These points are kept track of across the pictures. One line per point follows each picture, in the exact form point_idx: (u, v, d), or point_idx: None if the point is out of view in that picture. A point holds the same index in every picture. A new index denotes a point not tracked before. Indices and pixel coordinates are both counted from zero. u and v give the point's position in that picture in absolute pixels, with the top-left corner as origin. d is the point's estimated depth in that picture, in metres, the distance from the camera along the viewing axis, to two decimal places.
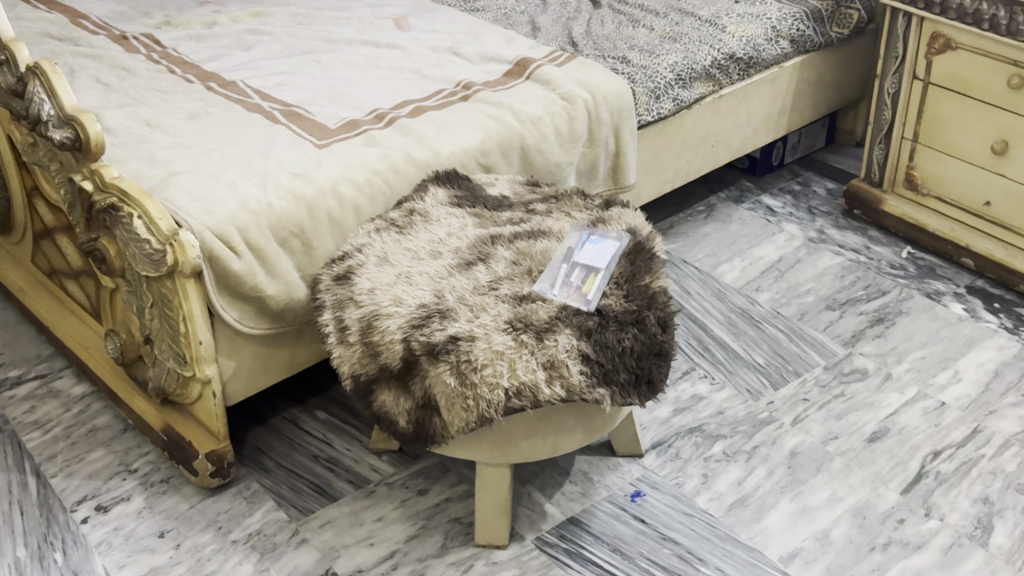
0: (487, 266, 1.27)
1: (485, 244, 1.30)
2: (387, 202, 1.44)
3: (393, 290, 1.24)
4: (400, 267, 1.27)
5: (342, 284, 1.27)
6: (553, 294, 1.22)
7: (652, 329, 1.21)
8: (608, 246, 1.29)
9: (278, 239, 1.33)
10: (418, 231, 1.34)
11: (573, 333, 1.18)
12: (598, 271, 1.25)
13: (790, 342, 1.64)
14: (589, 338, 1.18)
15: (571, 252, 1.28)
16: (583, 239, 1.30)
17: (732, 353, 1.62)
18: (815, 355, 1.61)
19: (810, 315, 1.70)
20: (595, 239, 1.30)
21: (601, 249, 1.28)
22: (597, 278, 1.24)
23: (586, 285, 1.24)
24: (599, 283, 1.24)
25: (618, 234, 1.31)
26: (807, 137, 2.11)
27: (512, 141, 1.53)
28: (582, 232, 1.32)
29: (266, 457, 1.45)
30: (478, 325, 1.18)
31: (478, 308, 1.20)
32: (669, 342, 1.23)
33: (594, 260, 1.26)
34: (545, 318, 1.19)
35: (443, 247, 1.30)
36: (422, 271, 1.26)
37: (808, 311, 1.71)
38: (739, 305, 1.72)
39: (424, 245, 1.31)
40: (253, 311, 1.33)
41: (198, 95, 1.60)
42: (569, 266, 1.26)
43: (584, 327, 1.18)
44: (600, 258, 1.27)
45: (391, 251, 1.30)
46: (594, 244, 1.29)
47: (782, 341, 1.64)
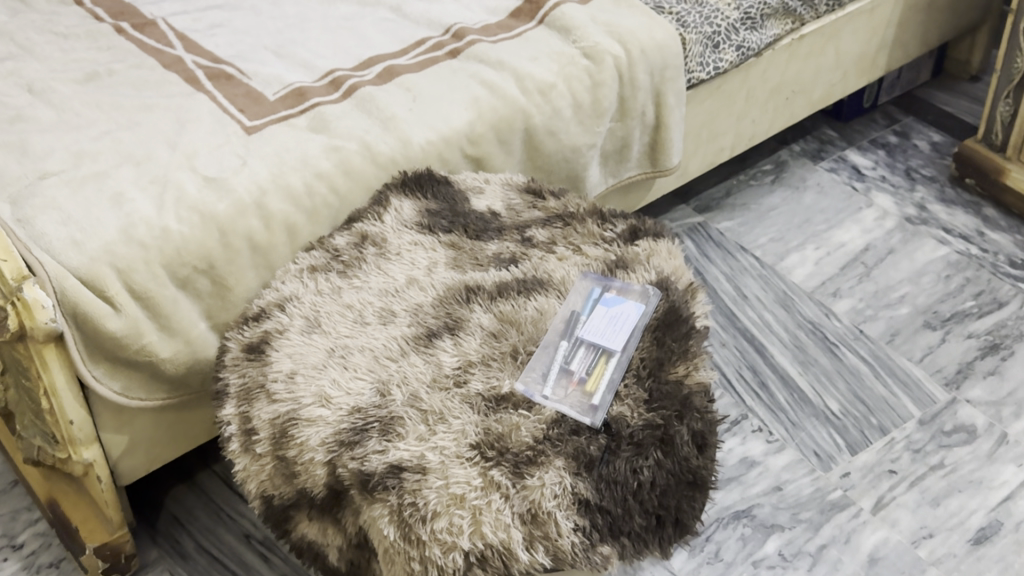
0: (456, 340, 0.90)
1: (456, 303, 0.93)
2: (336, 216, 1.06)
3: (320, 378, 0.88)
4: (334, 339, 0.91)
5: (252, 360, 0.91)
6: (543, 397, 0.86)
7: (685, 450, 0.85)
8: (629, 313, 0.92)
9: (177, 278, 0.97)
10: (368, 272, 0.97)
11: (568, 466, 0.81)
12: (612, 359, 0.88)
13: (874, 379, 1.26)
14: (590, 473, 0.82)
15: (576, 323, 0.91)
16: (596, 298, 0.93)
17: (796, 395, 1.25)
18: (906, 402, 1.24)
19: (903, 338, 1.31)
20: (613, 298, 0.93)
21: (620, 318, 0.91)
22: (609, 370, 0.88)
23: (593, 383, 0.87)
24: (612, 378, 0.87)
25: (646, 289, 0.94)
26: (906, 72, 1.67)
27: (512, 121, 1.13)
28: (595, 285, 0.95)
29: (186, 534, 1.13)
30: (433, 448, 0.82)
31: (436, 417, 0.84)
32: (708, 465, 0.86)
33: (608, 340, 0.89)
34: (528, 441, 0.82)
35: (397, 303, 0.94)
36: (364, 347, 0.90)
37: (900, 330, 1.32)
38: (808, 317, 1.34)
39: (372, 300, 0.94)
40: (143, 381, 0.98)
41: (105, 41, 1.22)
42: (571, 348, 0.89)
43: (584, 457, 0.82)
44: (616, 337, 0.90)
45: (323, 309, 0.93)
46: (611, 310, 0.92)
47: (864, 376, 1.27)
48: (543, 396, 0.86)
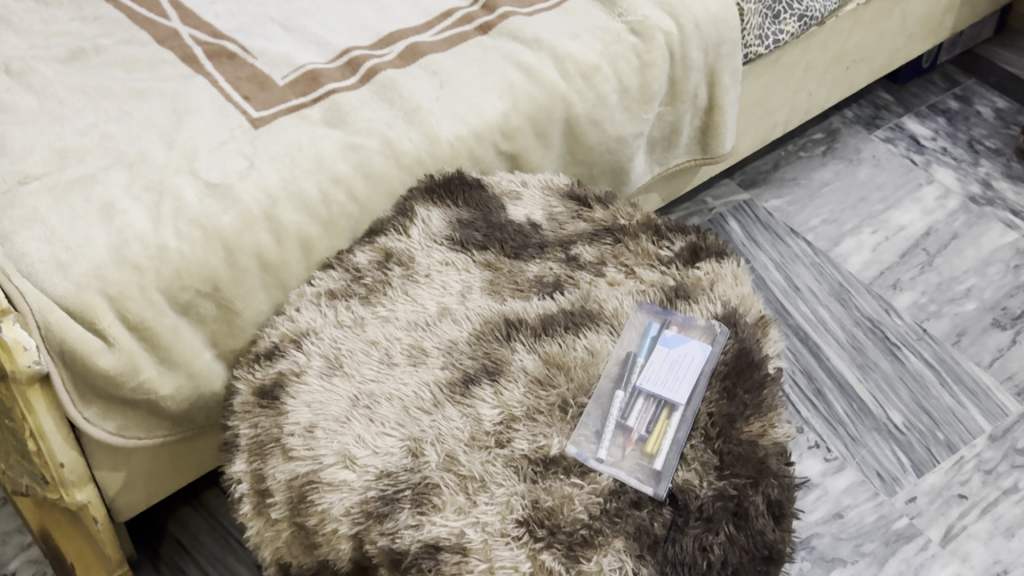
0: (496, 387, 0.79)
1: (495, 340, 0.82)
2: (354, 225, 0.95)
3: (342, 434, 0.77)
4: (357, 384, 0.80)
5: (264, 407, 0.80)
6: (598, 461, 0.75)
7: (762, 522, 0.74)
8: (693, 354, 0.80)
9: (178, 304, 0.86)
10: (394, 298, 0.85)
11: (630, 547, 0.70)
12: (675, 413, 0.78)
13: (940, 387, 1.16)
14: (654, 554, 0.71)
15: (633, 367, 0.80)
16: (655, 335, 0.82)
17: (855, 405, 1.14)
18: (974, 414, 1.14)
19: (970, 339, 1.21)
20: (674, 335, 0.82)
21: (683, 361, 0.80)
22: (672, 427, 0.77)
23: (654, 443, 0.77)
24: (676, 437, 0.76)
25: (711, 324, 0.82)
26: (969, 29, 1.54)
27: (552, 111, 1.00)
28: (653, 319, 0.83)
29: (191, 563, 1.03)
30: (475, 525, 0.72)
31: (477, 486, 0.74)
32: (786, 537, 0.76)
33: (670, 389, 0.79)
34: (580, 519, 0.72)
35: (428, 339, 0.82)
36: (391, 394, 0.79)
37: (967, 330, 1.22)
38: (865, 313, 1.23)
39: (399, 335, 0.83)
40: (140, 418, 0.87)
41: (91, 10, 1.08)
42: (629, 399, 0.79)
43: (647, 535, 0.71)
44: (680, 385, 0.79)
45: (344, 346, 0.82)
46: (673, 351, 0.81)
47: (928, 384, 1.16)
48: (598, 460, 0.75)
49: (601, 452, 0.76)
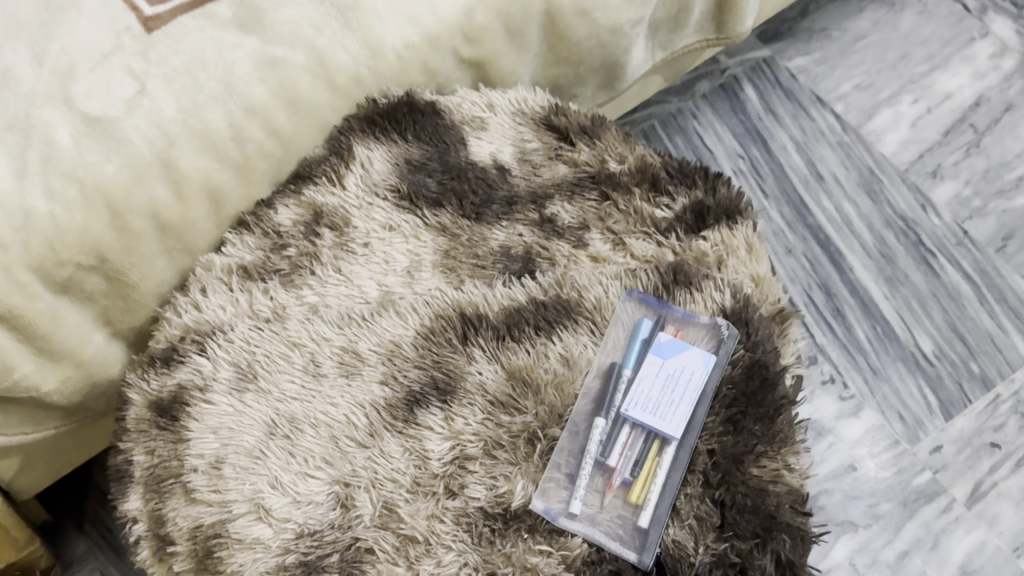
0: (447, 411, 0.63)
1: (448, 344, 0.66)
2: (279, 167, 0.76)
3: (254, 475, 0.62)
4: (275, 403, 0.64)
5: (162, 430, 0.65)
6: (569, 516, 0.61)
7: None
8: (693, 367, 0.64)
9: (56, 283, 0.66)
10: (324, 278, 0.69)
11: None
12: (667, 450, 0.63)
13: (979, 306, 1.01)
14: None
15: (619, 385, 0.65)
16: (649, 339, 0.66)
17: (879, 329, 0.99)
18: (1016, 341, 0.99)
19: (1017, 244, 1.04)
20: (671, 339, 0.66)
21: (680, 378, 0.64)
22: (662, 469, 0.62)
23: (640, 491, 0.62)
24: (667, 484, 0.62)
25: (717, 323, 0.66)
26: None
27: (529, 5, 0.79)
28: (647, 314, 0.67)
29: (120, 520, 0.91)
30: None
31: (420, 552, 0.59)
32: None
33: (662, 418, 0.63)
34: None
35: (363, 339, 0.66)
36: (316, 419, 0.64)
37: (1014, 232, 1.05)
38: (898, 210, 1.06)
39: (328, 334, 0.66)
40: (23, 413, 0.71)
41: None
42: (612, 428, 0.64)
43: None
44: (674, 411, 0.63)
45: (259, 351, 0.66)
46: (668, 364, 0.65)
47: (965, 302, 1.01)
48: (568, 515, 0.61)
49: (572, 504, 0.61)
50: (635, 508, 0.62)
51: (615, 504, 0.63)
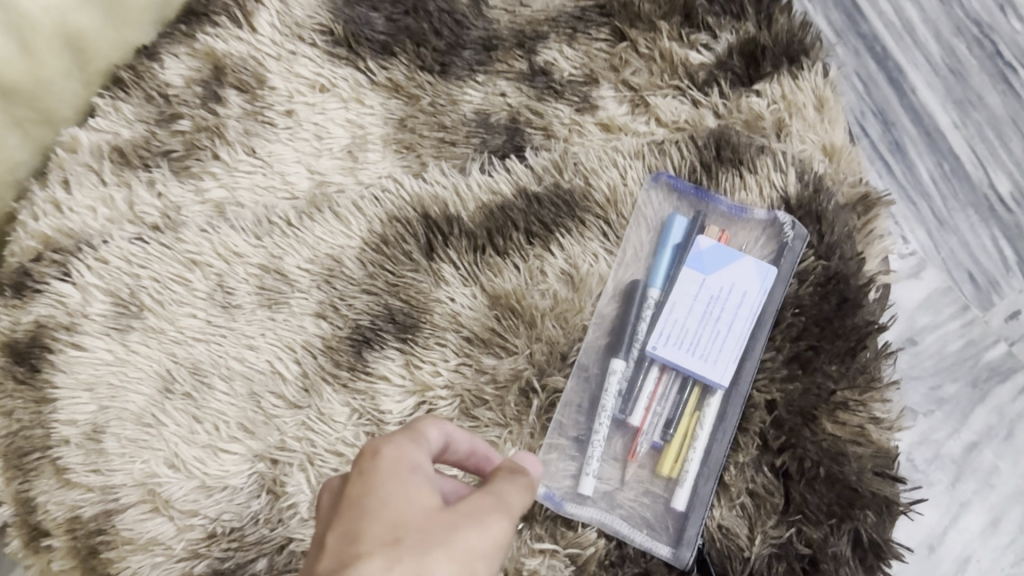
0: (408, 355, 0.46)
1: (407, 260, 0.48)
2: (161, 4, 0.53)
3: (147, 451, 0.46)
4: (171, 346, 0.47)
5: (21, 385, 0.47)
6: (578, 498, 0.46)
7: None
8: (745, 286, 0.47)
9: None
10: (232, 163, 0.50)
11: None
12: (710, 403, 0.46)
13: None
14: None
15: (644, 312, 0.47)
16: (684, 246, 0.48)
17: (948, 166, 0.66)
18: None
19: None
20: (714, 245, 0.48)
21: (727, 300, 0.47)
22: (704, 430, 0.46)
23: (673, 459, 0.46)
24: (710, 450, 0.46)
25: (777, 220, 0.48)
26: None
27: None
28: (681, 209, 0.49)
29: None
30: None
31: None
32: None
33: (703, 358, 0.46)
34: None
35: (290, 253, 0.48)
36: (229, 370, 0.46)
37: None
38: (971, 12, 0.68)
39: (241, 248, 0.48)
40: None
41: None
42: (634, 373, 0.47)
43: None
44: (720, 348, 0.46)
45: (145, 274, 0.48)
46: (711, 281, 0.47)
47: None
48: (576, 497, 0.46)
49: (582, 482, 0.46)
50: (669, 482, 0.46)
51: (639, 476, 0.47)
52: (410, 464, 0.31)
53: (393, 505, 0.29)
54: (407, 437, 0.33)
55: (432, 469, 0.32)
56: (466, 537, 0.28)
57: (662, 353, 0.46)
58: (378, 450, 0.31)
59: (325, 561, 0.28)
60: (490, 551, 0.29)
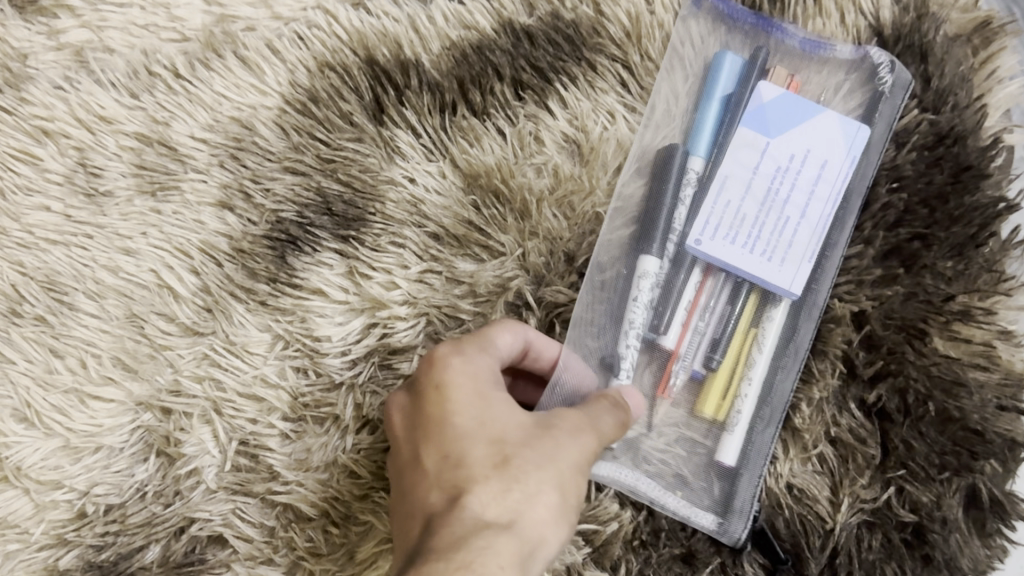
0: (352, 258, 0.33)
1: (348, 126, 0.34)
2: None
3: None
4: (19, 252, 0.33)
5: None
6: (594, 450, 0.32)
7: (968, 551, 0.32)
8: (824, 152, 0.33)
9: None
10: None
11: None
12: (772, 320, 0.33)
13: None
14: None
15: (684, 190, 0.33)
16: (739, 97, 0.34)
17: None
18: None
19: None
20: (785, 95, 0.34)
21: (801, 169, 0.33)
22: (763, 355, 0.32)
23: (721, 396, 0.32)
24: (773, 386, 0.32)
25: (868, 59, 0.34)
26: None
27: None
28: (733, 45, 0.35)
29: None
30: None
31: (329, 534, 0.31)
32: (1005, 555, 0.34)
33: (767, 257, 0.33)
34: None
35: (180, 118, 0.34)
36: (98, 284, 0.33)
37: None
38: None
39: (109, 110, 0.34)
40: None
41: None
42: (671, 277, 0.33)
43: None
44: (789, 243, 0.33)
45: None
46: (778, 146, 0.33)
47: None
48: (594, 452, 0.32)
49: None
50: (713, 426, 0.33)
51: (672, 419, 0.33)
52: (489, 379, 0.27)
53: (490, 426, 0.26)
54: (472, 342, 0.29)
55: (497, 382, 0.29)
56: (572, 454, 0.26)
57: (708, 249, 0.33)
58: (446, 362, 0.28)
59: (430, 494, 0.25)
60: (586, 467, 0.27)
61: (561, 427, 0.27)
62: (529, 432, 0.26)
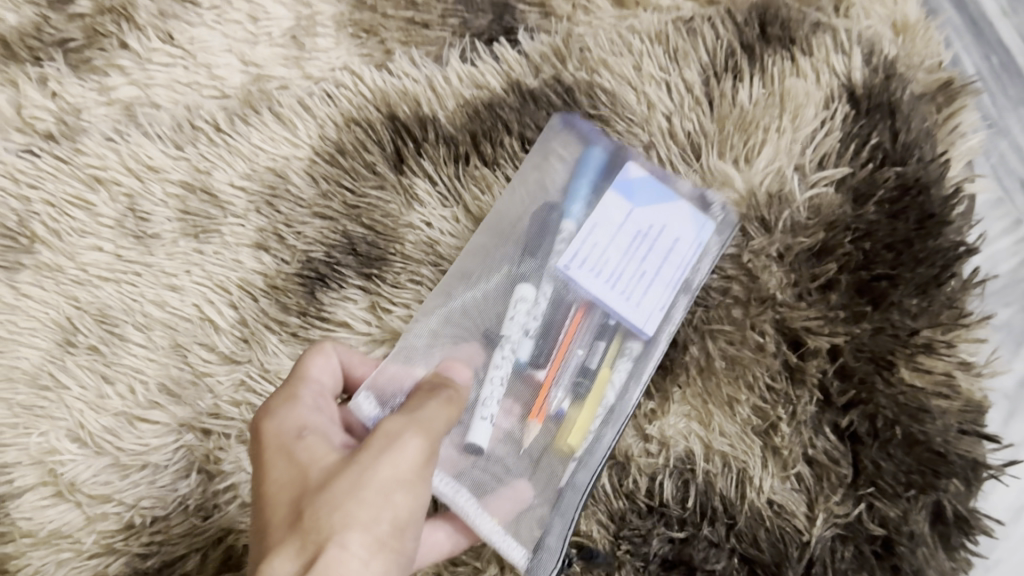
0: (374, 294, 0.36)
1: (371, 175, 0.38)
2: None
3: (45, 421, 0.36)
4: (75, 289, 0.37)
5: None
6: (459, 451, 0.33)
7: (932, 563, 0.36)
8: (678, 231, 0.37)
9: None
10: (146, 54, 0.40)
11: None
12: (622, 368, 0.35)
13: None
14: None
15: (557, 245, 0.36)
16: (610, 172, 0.38)
17: None
18: None
19: None
20: (649, 176, 0.38)
21: (650, 244, 0.37)
22: (596, 415, 0.34)
23: (582, 426, 0.34)
24: (600, 442, 0.34)
25: (705, 197, 0.38)
26: None
27: None
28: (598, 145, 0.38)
29: None
30: None
31: None
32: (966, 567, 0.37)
33: (614, 309, 0.36)
34: None
35: (220, 167, 0.38)
36: (145, 317, 0.36)
37: None
38: None
39: (156, 161, 0.38)
40: None
41: None
42: (542, 314, 0.35)
43: None
44: (644, 290, 0.36)
45: (36, 196, 0.37)
46: (639, 214, 0.37)
47: None
48: (464, 450, 0.33)
49: (472, 430, 0.32)
50: (564, 458, 0.34)
51: (529, 450, 0.34)
52: (294, 434, 0.26)
53: (291, 477, 0.25)
54: (281, 399, 0.28)
55: (320, 420, 0.28)
56: (381, 471, 0.25)
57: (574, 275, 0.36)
58: (258, 432, 0.27)
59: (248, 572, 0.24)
60: (415, 470, 0.26)
61: (366, 445, 0.25)
62: (330, 469, 0.25)
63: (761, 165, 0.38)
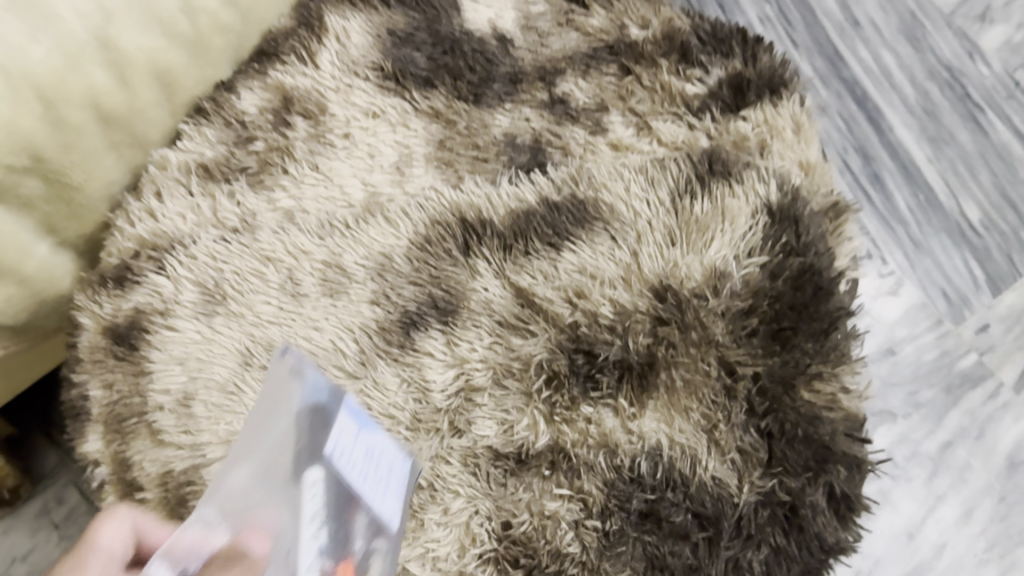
0: (449, 334, 0.55)
1: (447, 257, 0.57)
2: (233, 46, 0.63)
3: (230, 414, 0.54)
4: (251, 328, 0.56)
5: (122, 361, 0.56)
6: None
7: (823, 523, 0.53)
8: (391, 459, 0.46)
9: None
10: (300, 177, 0.60)
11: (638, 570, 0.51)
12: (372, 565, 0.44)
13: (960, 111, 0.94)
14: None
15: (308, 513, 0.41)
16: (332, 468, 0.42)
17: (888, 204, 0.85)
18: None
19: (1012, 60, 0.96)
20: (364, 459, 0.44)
21: (377, 461, 0.45)
22: None
23: None
24: None
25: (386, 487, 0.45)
26: None
27: None
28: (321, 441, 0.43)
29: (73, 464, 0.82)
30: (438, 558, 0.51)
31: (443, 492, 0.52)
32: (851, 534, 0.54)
33: (369, 508, 0.43)
34: (557, 545, 0.51)
35: (348, 251, 0.57)
36: (298, 347, 0.55)
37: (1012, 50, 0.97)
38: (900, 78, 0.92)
39: (307, 247, 0.57)
40: None
41: None
42: (330, 501, 0.42)
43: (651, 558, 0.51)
44: (378, 500, 0.44)
45: (227, 268, 0.57)
46: (363, 438, 0.45)
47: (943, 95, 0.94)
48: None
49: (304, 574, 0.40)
50: None
51: None
52: None
53: None
54: None
55: None
56: None
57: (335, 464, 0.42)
58: None
59: None
60: None
61: None
62: None
63: (713, 251, 0.56)
